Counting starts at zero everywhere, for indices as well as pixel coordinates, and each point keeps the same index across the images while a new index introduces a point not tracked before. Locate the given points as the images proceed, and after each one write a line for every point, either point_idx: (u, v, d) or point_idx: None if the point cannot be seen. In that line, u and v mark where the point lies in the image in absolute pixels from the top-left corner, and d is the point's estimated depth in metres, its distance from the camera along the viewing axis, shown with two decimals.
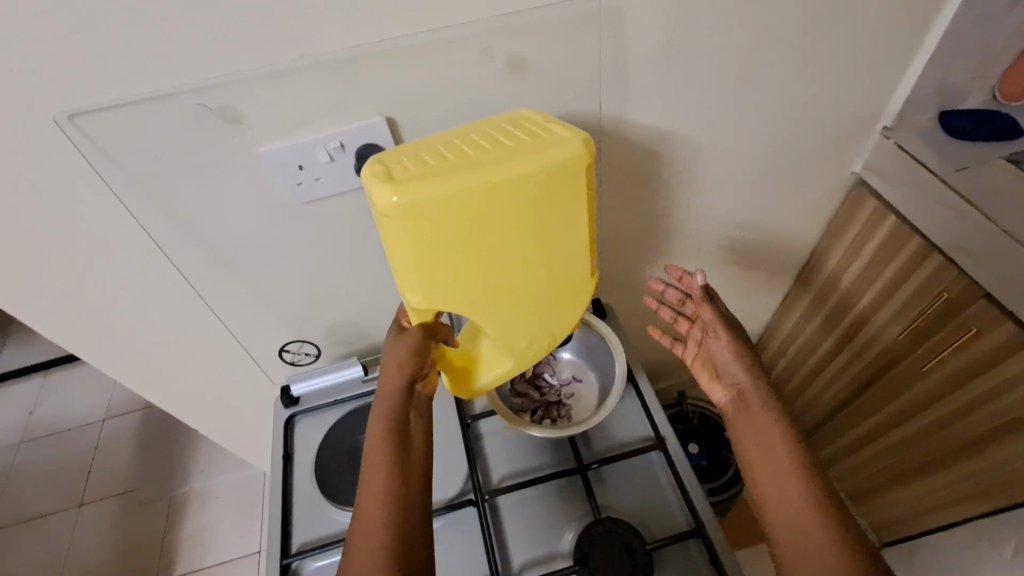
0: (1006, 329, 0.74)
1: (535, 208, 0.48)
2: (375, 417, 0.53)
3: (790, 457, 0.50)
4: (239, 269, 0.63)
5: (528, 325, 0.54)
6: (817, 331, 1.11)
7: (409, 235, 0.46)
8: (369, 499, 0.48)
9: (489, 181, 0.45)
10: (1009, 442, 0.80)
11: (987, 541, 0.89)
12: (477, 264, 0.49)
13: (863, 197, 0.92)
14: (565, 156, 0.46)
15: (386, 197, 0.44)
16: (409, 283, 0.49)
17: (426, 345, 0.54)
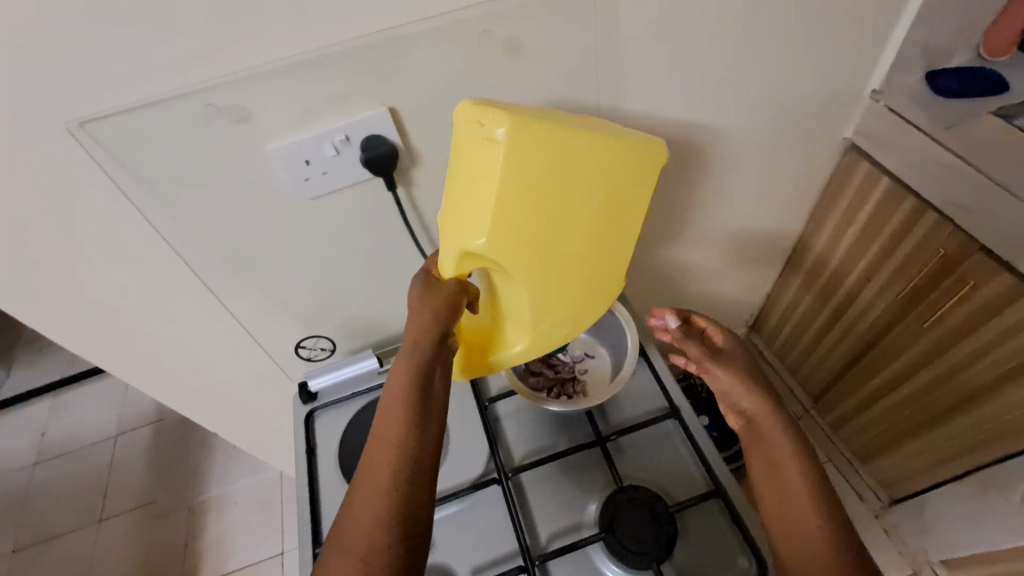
0: (1002, 280, 0.76)
1: (605, 189, 0.52)
2: (399, 365, 0.53)
3: (805, 502, 0.50)
4: (252, 267, 0.63)
5: (556, 309, 0.57)
6: (818, 296, 1.13)
7: (495, 169, 0.48)
8: (380, 446, 0.49)
9: (584, 144, 0.50)
10: (1012, 389, 0.82)
11: (995, 487, 0.91)
12: (538, 227, 0.52)
13: (856, 161, 0.93)
14: (648, 149, 0.53)
15: (498, 123, 0.47)
16: (474, 223, 0.51)
17: (457, 298, 0.57)
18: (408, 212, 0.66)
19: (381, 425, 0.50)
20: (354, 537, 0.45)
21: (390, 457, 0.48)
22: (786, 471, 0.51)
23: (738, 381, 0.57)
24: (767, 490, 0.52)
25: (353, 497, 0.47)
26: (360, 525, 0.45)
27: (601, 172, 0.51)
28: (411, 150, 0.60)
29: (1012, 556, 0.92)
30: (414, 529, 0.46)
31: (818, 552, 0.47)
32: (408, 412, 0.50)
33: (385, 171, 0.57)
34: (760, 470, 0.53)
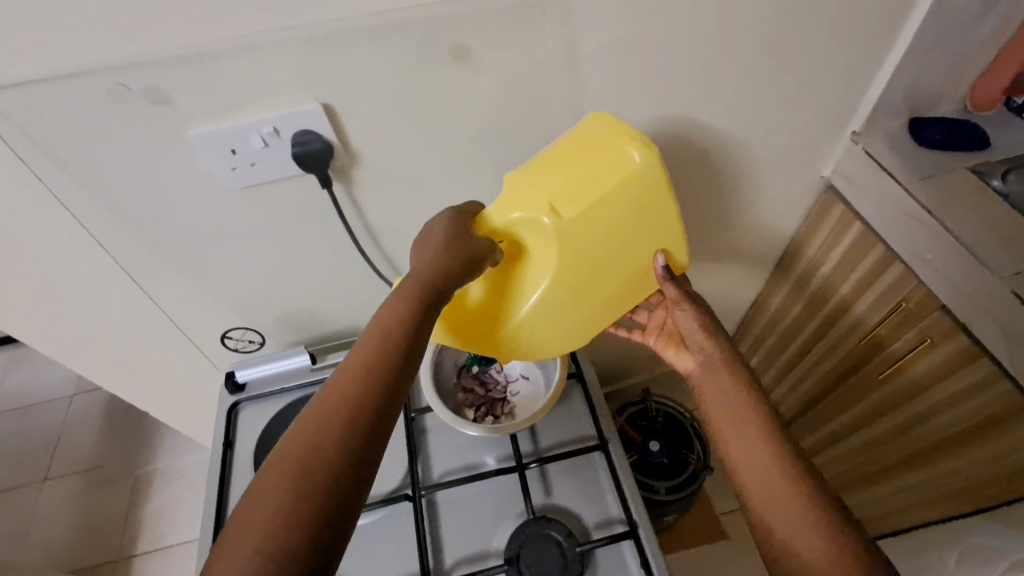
0: (957, 340, 0.74)
1: (655, 256, 0.57)
2: (397, 291, 0.48)
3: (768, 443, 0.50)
4: (175, 253, 0.61)
5: (551, 315, 0.55)
6: (802, 313, 1.05)
7: (612, 177, 0.52)
8: (346, 372, 0.44)
9: (673, 223, 0.56)
10: (958, 452, 0.80)
11: (932, 550, 0.85)
12: (595, 234, 0.52)
13: (832, 201, 0.90)
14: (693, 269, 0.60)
15: (645, 148, 0.52)
16: (553, 195, 0.51)
17: (479, 250, 0.52)
18: (348, 211, 0.63)
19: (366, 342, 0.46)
20: (298, 446, 0.41)
21: (362, 381, 0.44)
22: (748, 416, 0.52)
23: (698, 322, 0.59)
24: (729, 435, 0.52)
25: (314, 404, 0.43)
26: (308, 437, 0.41)
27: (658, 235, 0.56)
28: (349, 149, 0.57)
29: None
30: (352, 474, 0.40)
31: (790, 496, 0.47)
32: (399, 339, 0.46)
33: (317, 168, 0.55)
34: (720, 416, 0.54)
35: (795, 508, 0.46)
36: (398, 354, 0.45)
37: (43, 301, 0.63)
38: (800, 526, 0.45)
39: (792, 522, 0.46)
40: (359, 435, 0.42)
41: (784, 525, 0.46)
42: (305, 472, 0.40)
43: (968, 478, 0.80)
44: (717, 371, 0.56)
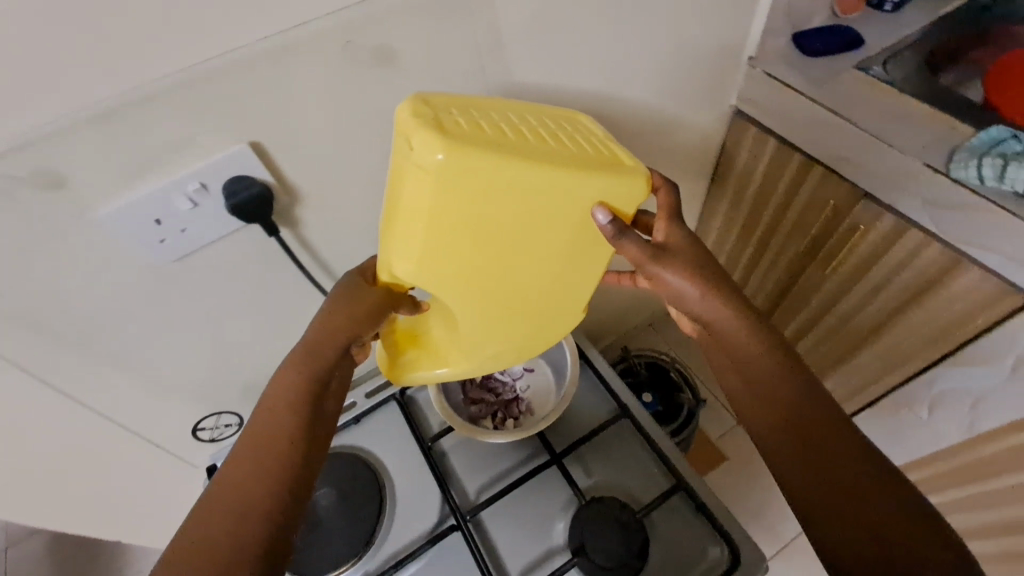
0: (886, 220, 0.81)
1: (568, 222, 0.45)
2: (301, 354, 0.47)
3: (795, 413, 0.46)
4: (115, 353, 0.52)
5: (489, 339, 0.52)
6: (743, 228, 1.10)
7: (428, 204, 0.41)
8: (251, 447, 0.43)
9: (551, 182, 0.42)
10: (899, 321, 0.89)
11: (905, 408, 0.99)
12: (482, 256, 0.45)
13: (743, 126, 0.95)
14: (626, 179, 0.44)
15: (431, 154, 0.38)
16: (400, 249, 0.44)
17: (383, 308, 0.49)
18: (299, 253, 0.57)
19: (254, 435, 0.44)
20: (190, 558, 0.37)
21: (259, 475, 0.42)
22: (770, 383, 0.48)
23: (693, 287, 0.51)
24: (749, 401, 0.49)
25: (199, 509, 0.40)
26: (199, 545, 0.38)
27: (564, 214, 0.45)
28: (287, 186, 0.51)
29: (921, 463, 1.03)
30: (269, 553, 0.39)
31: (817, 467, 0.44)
32: (293, 426, 0.44)
33: (259, 216, 0.49)
34: (734, 378, 0.50)
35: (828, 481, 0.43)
36: (296, 440, 0.44)
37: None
38: (834, 497, 0.43)
39: (821, 493, 0.43)
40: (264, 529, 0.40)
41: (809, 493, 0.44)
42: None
43: (917, 339, 0.88)
44: (728, 340, 0.50)
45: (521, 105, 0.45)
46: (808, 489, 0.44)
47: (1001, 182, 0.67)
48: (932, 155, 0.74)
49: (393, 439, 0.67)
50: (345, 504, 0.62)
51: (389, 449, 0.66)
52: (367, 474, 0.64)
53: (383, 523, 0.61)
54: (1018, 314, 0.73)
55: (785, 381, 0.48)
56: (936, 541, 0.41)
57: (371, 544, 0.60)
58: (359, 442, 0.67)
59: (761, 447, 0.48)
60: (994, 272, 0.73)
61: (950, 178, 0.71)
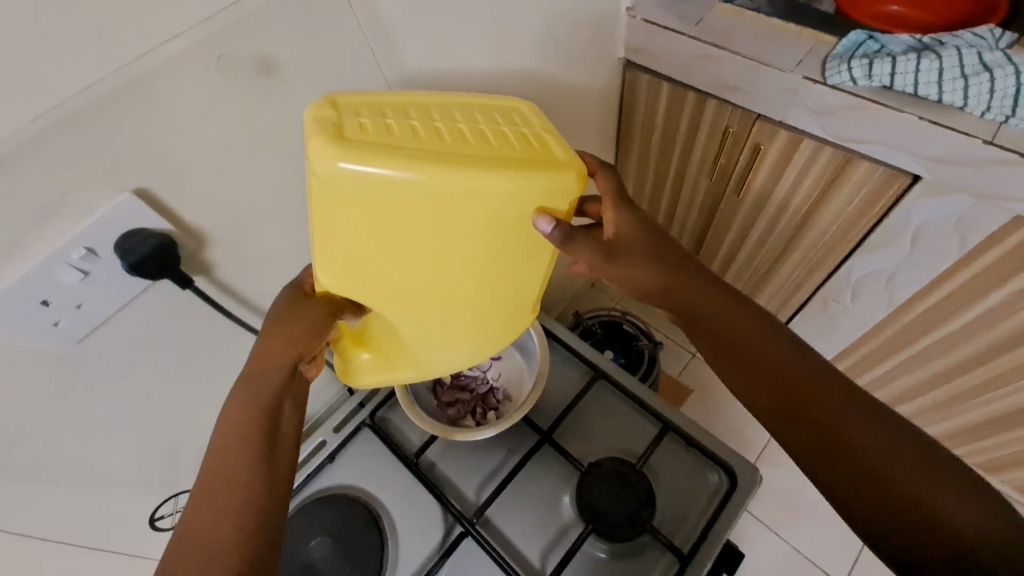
0: (782, 135, 0.87)
1: (493, 228, 0.39)
2: (244, 388, 0.42)
3: (790, 380, 0.44)
4: (32, 468, 0.45)
5: (444, 344, 0.48)
6: (656, 173, 1.14)
7: (337, 215, 0.37)
8: (205, 499, 0.38)
9: (460, 185, 0.35)
10: (813, 224, 0.97)
11: (833, 301, 1.08)
12: (411, 264, 0.41)
13: (636, 76, 0.97)
14: (552, 177, 0.37)
15: (325, 161, 0.34)
16: (324, 259, 0.41)
17: (328, 321, 0.44)
18: (222, 300, 0.52)
19: (206, 484, 0.38)
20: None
21: (222, 528, 0.36)
22: (753, 350, 0.47)
23: (653, 276, 0.49)
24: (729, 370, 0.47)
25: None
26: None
27: (486, 214, 0.38)
28: (191, 232, 0.46)
29: (857, 346, 1.13)
30: None
31: (822, 434, 0.42)
32: (249, 462, 0.39)
33: (168, 270, 0.44)
34: (713, 350, 0.48)
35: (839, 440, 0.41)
36: (257, 479, 0.39)
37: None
38: (849, 456, 0.40)
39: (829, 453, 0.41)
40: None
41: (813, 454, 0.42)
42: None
43: (831, 238, 0.97)
44: (701, 315, 0.49)
45: (451, 99, 0.40)
46: (808, 441, 0.42)
47: (871, 80, 0.73)
48: (808, 68, 0.79)
49: (376, 466, 0.64)
50: (343, 546, 0.58)
51: (374, 477, 0.63)
52: (358, 508, 0.60)
53: (389, 552, 0.58)
54: (907, 192, 0.81)
55: (770, 344, 0.47)
56: (954, 478, 0.39)
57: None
58: (341, 479, 0.63)
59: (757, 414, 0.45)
60: (881, 162, 0.80)
61: (829, 85, 0.76)
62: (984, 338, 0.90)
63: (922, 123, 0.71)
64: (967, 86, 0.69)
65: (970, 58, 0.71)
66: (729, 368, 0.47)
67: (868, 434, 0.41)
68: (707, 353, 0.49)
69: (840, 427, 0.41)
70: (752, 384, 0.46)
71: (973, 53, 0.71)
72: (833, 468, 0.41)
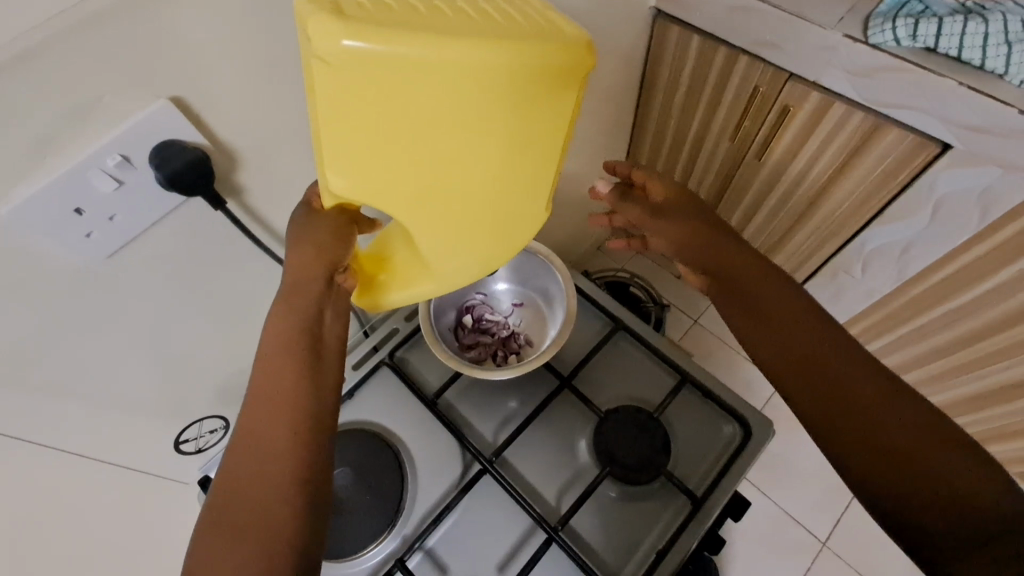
0: (812, 98, 0.85)
1: (504, 115, 0.37)
2: (280, 301, 0.42)
3: (814, 344, 0.44)
4: (55, 382, 0.44)
5: (456, 250, 0.46)
6: (675, 132, 1.11)
7: (342, 101, 0.35)
8: (258, 401, 0.39)
9: (475, 56, 0.33)
10: (833, 192, 0.96)
11: (843, 271, 1.09)
12: (423, 159, 0.38)
13: (666, 26, 0.94)
14: (560, 50, 0.35)
15: (331, 38, 0.32)
16: (330, 153, 0.39)
17: (347, 231, 0.45)
18: (250, 226, 0.51)
19: (258, 393, 0.39)
20: (238, 522, 0.35)
21: (276, 435, 0.38)
22: (781, 310, 0.46)
23: (690, 235, 0.52)
24: (739, 319, 0.48)
25: (225, 481, 0.37)
26: (240, 512, 0.36)
27: (502, 95, 0.35)
28: (223, 148, 0.44)
29: (861, 317, 1.14)
30: (310, 494, 0.37)
31: (841, 398, 0.41)
32: (297, 370, 0.40)
33: (201, 186, 0.42)
34: (739, 312, 0.48)
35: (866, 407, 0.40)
36: (305, 387, 0.39)
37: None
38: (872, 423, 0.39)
39: (842, 413, 0.41)
40: (300, 486, 0.37)
41: (832, 418, 0.41)
42: (259, 551, 0.34)
43: (848, 207, 0.96)
44: (728, 273, 0.50)
45: None
46: (815, 406, 0.42)
47: (914, 40, 0.71)
48: (849, 26, 0.76)
49: (394, 404, 0.64)
50: (363, 477, 0.59)
51: (392, 414, 0.64)
52: (377, 442, 0.61)
53: (408, 487, 0.59)
54: (935, 161, 0.80)
55: (786, 307, 0.47)
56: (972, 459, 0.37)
57: (402, 511, 0.58)
58: (360, 415, 0.64)
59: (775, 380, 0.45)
60: (911, 129, 0.79)
61: (869, 45, 0.73)
62: (991, 313, 0.92)
63: (962, 89, 0.69)
64: (1010, 52, 0.67)
65: (1015, 24, 0.69)
66: (751, 331, 0.47)
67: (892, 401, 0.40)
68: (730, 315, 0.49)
69: (861, 391, 0.41)
70: (773, 352, 0.45)
71: (1017, 20, 0.69)
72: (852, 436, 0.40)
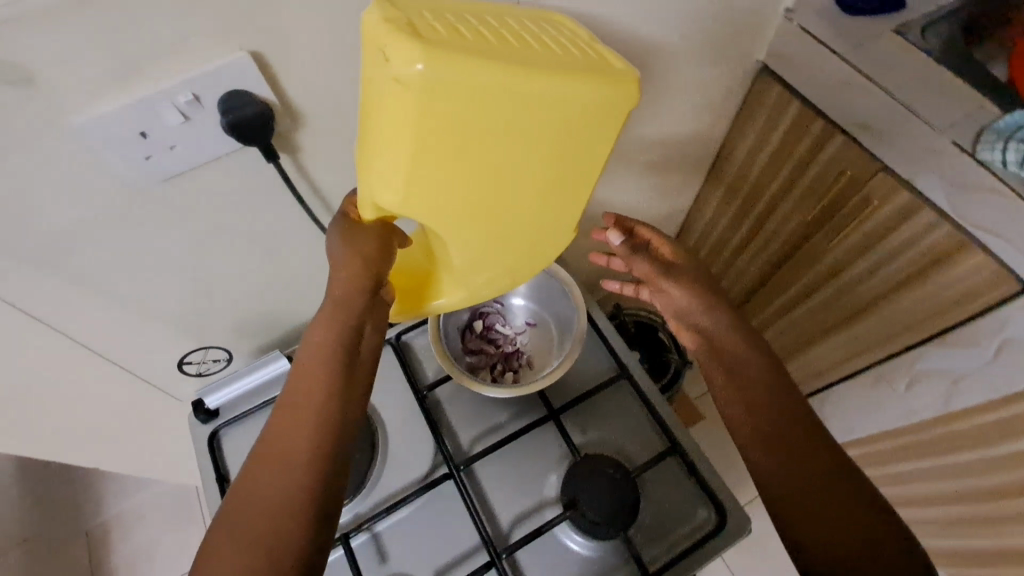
0: (901, 197, 0.78)
1: (552, 136, 0.43)
2: (325, 313, 0.47)
3: (790, 434, 0.49)
4: (91, 278, 0.48)
5: (488, 262, 0.51)
6: (742, 203, 1.08)
7: (405, 121, 0.39)
8: (294, 404, 0.44)
9: (536, 87, 0.39)
10: (894, 300, 0.87)
11: (885, 382, 0.99)
12: (477, 174, 0.44)
13: (767, 84, 0.90)
14: (611, 87, 0.42)
15: (410, 63, 0.36)
16: (387, 174, 0.42)
17: (388, 248, 0.49)
18: (297, 183, 0.53)
19: (293, 394, 0.44)
20: (260, 511, 0.40)
21: (303, 443, 0.42)
22: (764, 388, 0.52)
23: (693, 297, 0.59)
24: (725, 397, 0.53)
25: (254, 471, 0.41)
26: (264, 503, 0.40)
27: (552, 119, 0.42)
28: (289, 108, 0.46)
29: (891, 434, 1.04)
30: (328, 489, 0.42)
31: (812, 495, 0.46)
32: (330, 377, 0.45)
33: (258, 138, 0.44)
34: (725, 389, 0.53)
35: (832, 506, 0.45)
36: (336, 392, 0.45)
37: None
38: (838, 522, 0.44)
39: (815, 510, 0.45)
40: (323, 494, 0.41)
41: (804, 517, 0.45)
42: (274, 544, 0.38)
43: (910, 318, 0.87)
44: (719, 344, 0.56)
45: (500, 13, 0.43)
46: (795, 505, 0.46)
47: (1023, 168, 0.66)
48: (959, 133, 0.71)
49: (386, 385, 0.65)
50: None
51: (382, 395, 0.65)
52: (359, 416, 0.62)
53: (374, 467, 0.60)
54: (1010, 299, 0.73)
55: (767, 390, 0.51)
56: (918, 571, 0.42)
57: (363, 488, 0.59)
58: None
59: (753, 472, 0.49)
60: (998, 258, 0.72)
61: (974, 160, 0.69)
62: None
63: None
64: None
65: None
66: (735, 411, 0.52)
67: (853, 502, 0.45)
68: (716, 388, 0.54)
69: (830, 491, 0.46)
70: (753, 442, 0.49)
71: None
72: (818, 532, 0.44)
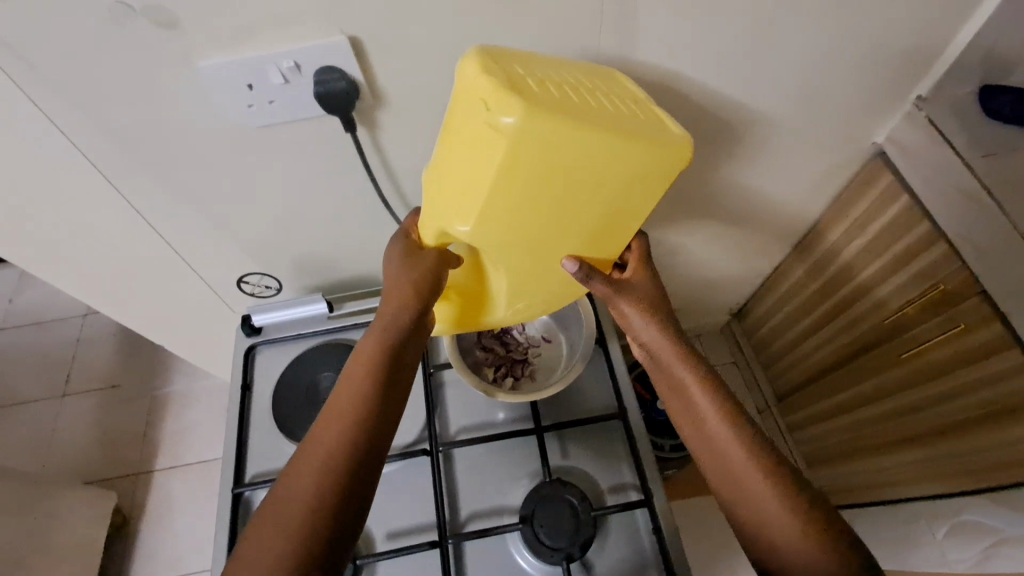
0: (989, 329, 0.68)
1: (614, 189, 0.46)
2: (375, 326, 0.51)
3: (778, 507, 0.46)
4: (187, 189, 0.58)
5: (534, 290, 0.54)
6: (823, 288, 0.99)
7: (491, 166, 0.42)
8: (332, 412, 0.47)
9: (608, 146, 0.42)
10: (964, 433, 0.76)
11: (924, 521, 0.85)
12: (541, 215, 0.46)
13: (879, 171, 0.81)
14: (675, 150, 0.44)
15: (507, 117, 0.39)
16: (463, 207, 0.45)
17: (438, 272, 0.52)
18: (370, 155, 0.58)
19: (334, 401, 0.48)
20: (287, 509, 0.43)
21: (332, 446, 0.45)
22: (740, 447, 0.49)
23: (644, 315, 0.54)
24: (711, 469, 0.50)
25: (289, 470, 0.45)
26: (290, 500, 0.43)
27: (617, 175, 0.44)
28: (374, 91, 0.52)
29: None
30: (348, 489, 0.44)
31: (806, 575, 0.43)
32: (367, 385, 0.48)
33: (340, 110, 0.50)
34: (705, 454, 0.50)
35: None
36: (370, 401, 0.48)
37: (41, 222, 0.61)
38: None
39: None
40: (343, 495, 0.44)
41: None
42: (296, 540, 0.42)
43: (978, 461, 0.75)
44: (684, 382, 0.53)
45: (571, 68, 0.47)
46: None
47: None
48: None
49: None
50: None
51: None
52: None
53: None
54: None
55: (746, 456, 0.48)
56: None
57: None
58: None
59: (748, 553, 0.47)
60: None
61: None
62: None
63: None
64: None
65: None
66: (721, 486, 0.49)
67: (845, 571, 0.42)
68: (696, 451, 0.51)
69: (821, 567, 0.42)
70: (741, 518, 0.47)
71: None
72: None
